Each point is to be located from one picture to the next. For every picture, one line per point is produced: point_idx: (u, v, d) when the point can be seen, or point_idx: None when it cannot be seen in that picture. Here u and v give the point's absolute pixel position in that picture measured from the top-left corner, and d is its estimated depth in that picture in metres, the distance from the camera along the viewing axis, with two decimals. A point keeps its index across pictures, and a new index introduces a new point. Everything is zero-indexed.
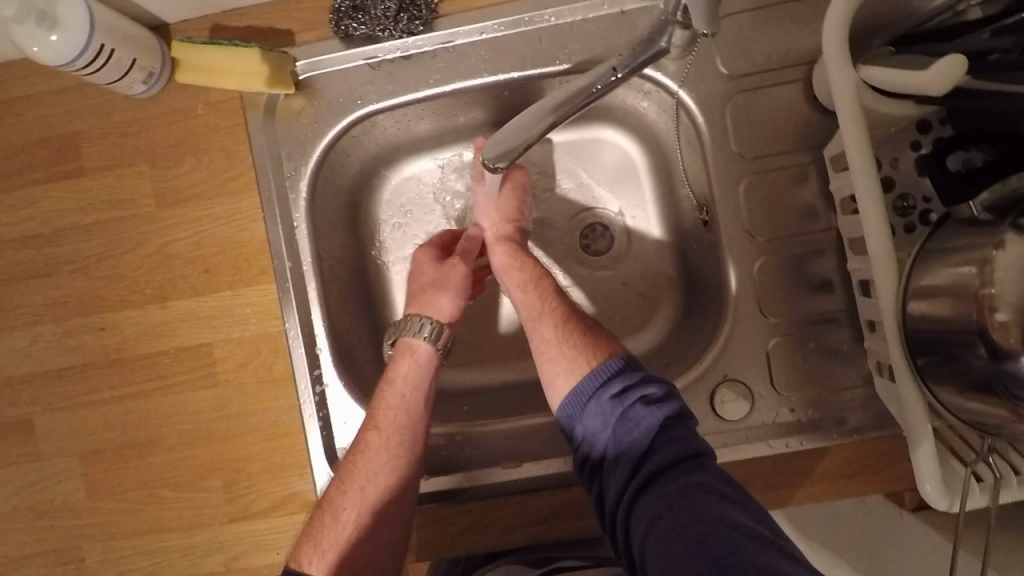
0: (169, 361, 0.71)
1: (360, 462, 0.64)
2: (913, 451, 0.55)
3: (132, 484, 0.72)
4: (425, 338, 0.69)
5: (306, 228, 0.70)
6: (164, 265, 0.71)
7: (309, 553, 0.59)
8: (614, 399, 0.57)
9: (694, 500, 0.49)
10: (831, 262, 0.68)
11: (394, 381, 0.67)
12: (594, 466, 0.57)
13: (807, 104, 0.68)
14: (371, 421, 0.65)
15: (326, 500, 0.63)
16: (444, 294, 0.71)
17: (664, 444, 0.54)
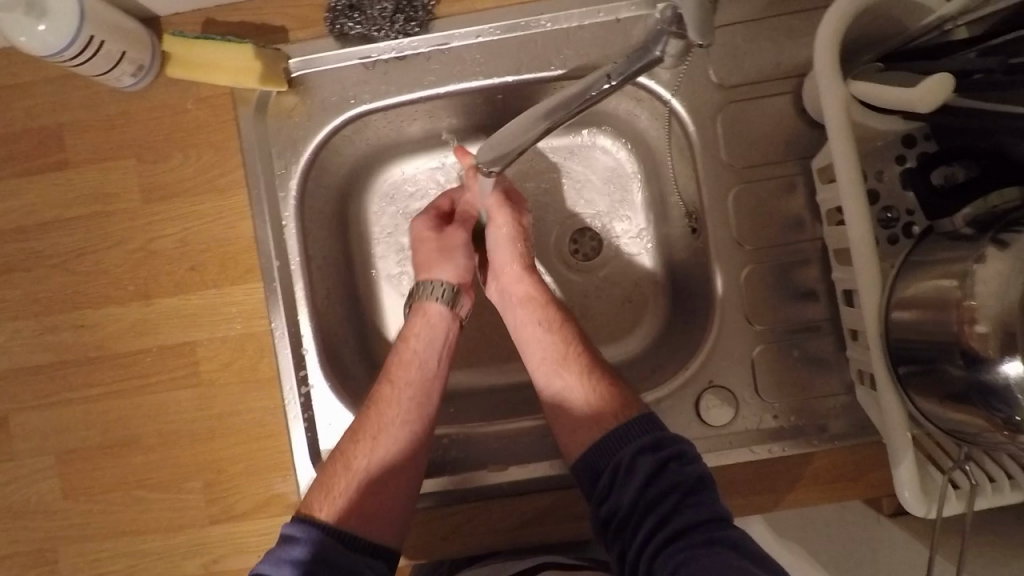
0: (151, 359, 0.70)
1: (374, 414, 0.65)
2: (893, 456, 0.56)
3: (110, 484, 0.70)
4: (439, 300, 0.71)
5: (295, 227, 0.70)
6: (148, 262, 0.70)
7: (319, 500, 0.60)
8: (647, 454, 0.60)
9: (723, 555, 0.52)
10: (817, 272, 0.69)
11: (409, 338, 0.69)
12: (619, 522, 0.59)
13: (796, 117, 0.69)
14: (387, 376, 0.67)
15: (340, 450, 0.64)
16: (454, 259, 0.72)
17: (694, 504, 0.57)
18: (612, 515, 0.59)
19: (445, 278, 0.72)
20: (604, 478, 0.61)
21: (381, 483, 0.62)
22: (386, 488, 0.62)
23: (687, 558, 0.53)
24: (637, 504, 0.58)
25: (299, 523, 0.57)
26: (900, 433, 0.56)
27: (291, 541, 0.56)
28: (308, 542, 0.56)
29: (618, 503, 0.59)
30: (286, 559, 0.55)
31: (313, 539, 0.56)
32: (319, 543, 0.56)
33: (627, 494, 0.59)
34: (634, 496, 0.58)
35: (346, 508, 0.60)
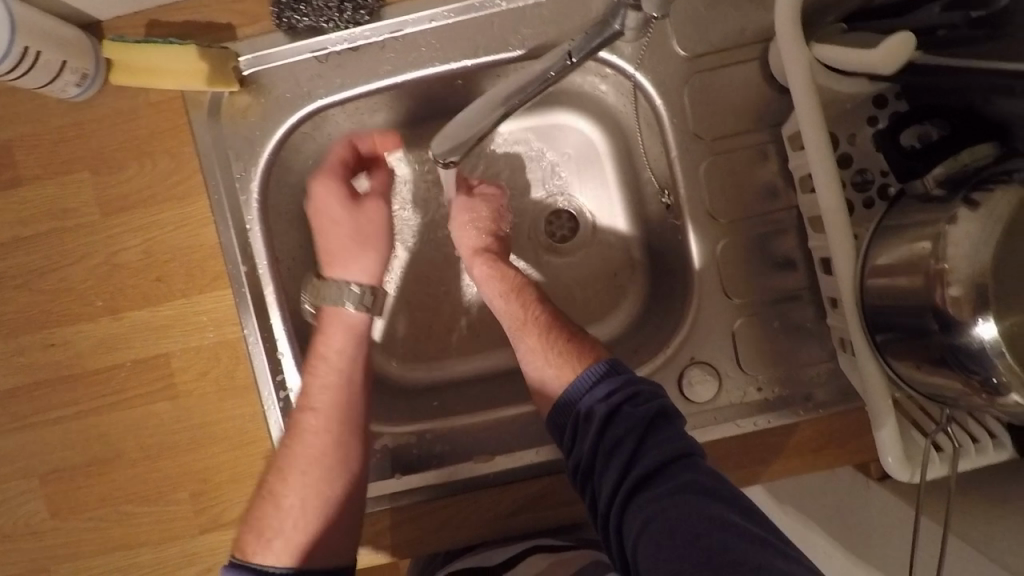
0: (125, 374, 0.69)
1: (296, 451, 0.65)
2: (874, 423, 0.56)
3: (96, 502, 0.70)
4: (351, 306, 0.69)
5: (259, 230, 0.68)
6: (113, 275, 0.69)
7: (255, 542, 0.63)
8: (602, 402, 0.61)
9: (685, 498, 0.54)
10: (793, 240, 0.68)
11: (318, 363, 0.68)
12: (585, 471, 0.60)
13: (764, 82, 0.67)
14: (302, 406, 0.67)
15: (270, 490, 0.65)
16: (368, 257, 0.71)
17: (653, 445, 0.58)
18: (579, 466, 0.61)
19: (357, 278, 0.71)
20: (567, 432, 0.62)
21: (319, 513, 0.65)
22: (319, 516, 0.65)
23: (652, 506, 0.54)
24: (597, 453, 0.59)
25: (236, 573, 0.61)
26: (880, 400, 0.55)
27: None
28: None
29: (580, 455, 0.60)
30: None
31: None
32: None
33: (587, 444, 0.60)
34: (593, 445, 0.60)
35: (284, 547, 0.63)
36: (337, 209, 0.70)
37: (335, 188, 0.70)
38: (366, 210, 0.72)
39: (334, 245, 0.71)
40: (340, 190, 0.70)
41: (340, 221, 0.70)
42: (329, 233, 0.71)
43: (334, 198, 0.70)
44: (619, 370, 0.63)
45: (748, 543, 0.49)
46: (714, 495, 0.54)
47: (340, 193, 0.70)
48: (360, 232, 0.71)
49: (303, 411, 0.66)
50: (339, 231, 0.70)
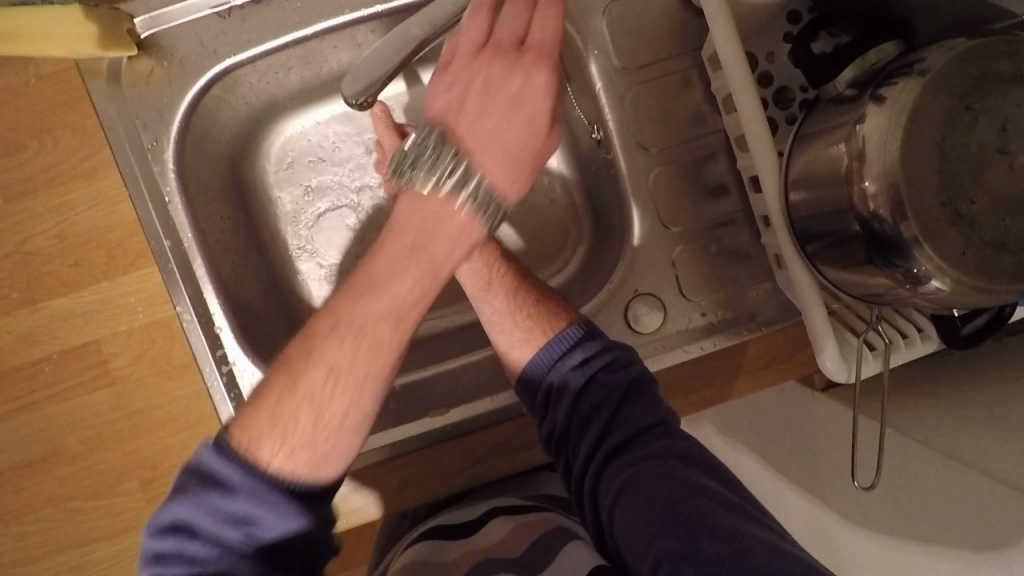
0: (53, 367, 0.66)
1: (350, 346, 0.51)
2: (815, 340, 0.57)
3: (40, 502, 0.67)
4: (469, 198, 0.54)
5: (180, 202, 0.65)
6: (26, 265, 0.65)
7: (268, 442, 0.49)
8: (577, 370, 0.59)
9: (660, 464, 0.52)
10: (723, 165, 0.69)
11: (434, 249, 0.54)
12: (559, 438, 0.59)
13: (681, 7, 0.67)
14: (385, 292, 0.53)
15: (296, 379, 0.50)
16: (529, 155, 0.57)
17: (630, 413, 0.57)
18: (552, 433, 0.59)
19: (491, 172, 0.55)
20: (538, 398, 0.60)
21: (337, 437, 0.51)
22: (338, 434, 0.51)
23: (628, 474, 0.53)
24: (572, 421, 0.58)
25: (231, 464, 0.47)
26: (817, 316, 0.57)
27: (226, 488, 0.47)
28: (250, 496, 0.47)
29: (554, 422, 0.58)
30: (218, 510, 0.46)
31: (256, 493, 0.47)
32: (278, 510, 0.47)
33: (561, 413, 0.58)
34: (567, 414, 0.58)
35: (302, 454, 0.49)
36: (517, 84, 0.57)
37: (512, 72, 0.57)
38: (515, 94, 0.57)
39: (481, 137, 0.56)
40: (505, 65, 0.57)
41: (527, 104, 0.57)
42: (486, 114, 0.56)
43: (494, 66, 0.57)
44: (594, 334, 0.61)
45: (723, 511, 0.48)
46: (689, 460, 0.53)
47: (508, 63, 0.57)
48: (522, 117, 0.57)
49: (377, 304, 0.52)
50: (498, 112, 0.56)
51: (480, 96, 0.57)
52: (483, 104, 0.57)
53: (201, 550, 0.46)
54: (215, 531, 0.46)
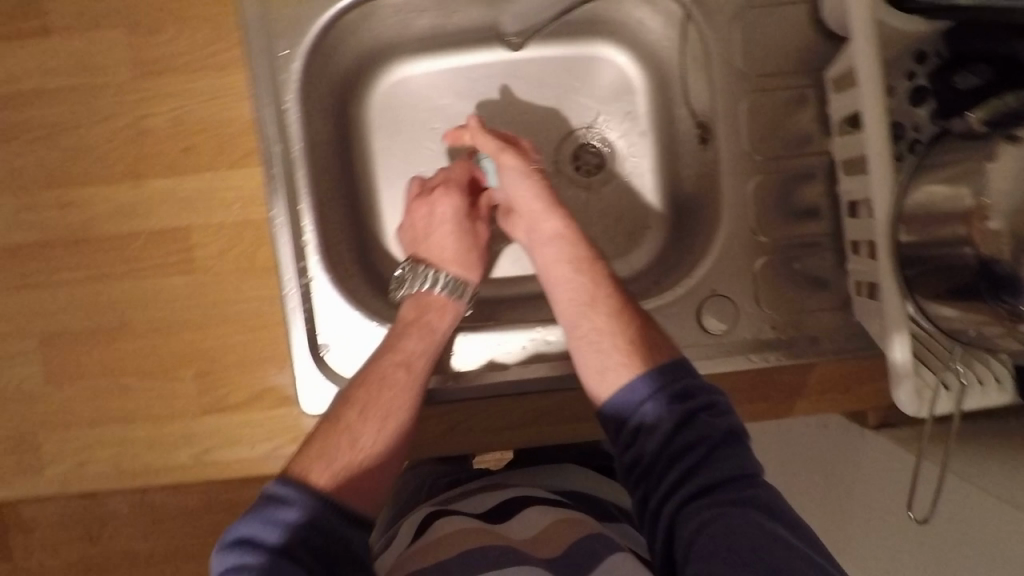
0: (140, 244, 0.68)
1: (381, 391, 0.60)
2: (892, 372, 0.58)
3: (95, 372, 0.69)
4: (439, 288, 0.70)
5: (296, 112, 0.67)
6: (138, 140, 0.67)
7: (319, 469, 0.54)
8: (676, 404, 0.54)
9: (751, 513, 0.47)
10: (821, 187, 0.70)
11: (433, 329, 0.67)
12: (642, 468, 0.54)
13: (812, 27, 0.68)
14: (401, 357, 0.63)
15: (339, 417, 0.58)
16: (474, 253, 0.72)
17: (724, 459, 0.52)
18: (637, 461, 0.54)
19: (453, 269, 0.71)
20: (627, 428, 0.56)
21: (377, 451, 0.58)
22: (379, 469, 0.57)
23: (716, 517, 0.47)
24: (661, 454, 0.53)
25: (293, 484, 0.52)
26: (903, 346, 0.57)
27: (286, 502, 0.51)
28: (307, 506, 0.51)
29: (641, 451, 0.54)
30: (277, 519, 0.50)
31: (310, 505, 0.51)
32: (333, 522, 0.51)
33: (652, 445, 0.53)
34: (658, 446, 0.53)
35: (348, 481, 0.54)
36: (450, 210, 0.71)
37: (446, 197, 0.71)
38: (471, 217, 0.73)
39: (449, 242, 0.71)
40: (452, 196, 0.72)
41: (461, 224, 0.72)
42: (436, 228, 0.71)
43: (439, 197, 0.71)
44: (696, 374, 0.57)
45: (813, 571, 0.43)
46: (783, 520, 0.48)
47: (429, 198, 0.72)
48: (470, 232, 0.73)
49: (392, 355, 0.63)
50: (445, 222, 0.71)
51: (425, 227, 0.72)
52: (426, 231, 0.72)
53: (254, 558, 0.48)
54: (271, 541, 0.49)
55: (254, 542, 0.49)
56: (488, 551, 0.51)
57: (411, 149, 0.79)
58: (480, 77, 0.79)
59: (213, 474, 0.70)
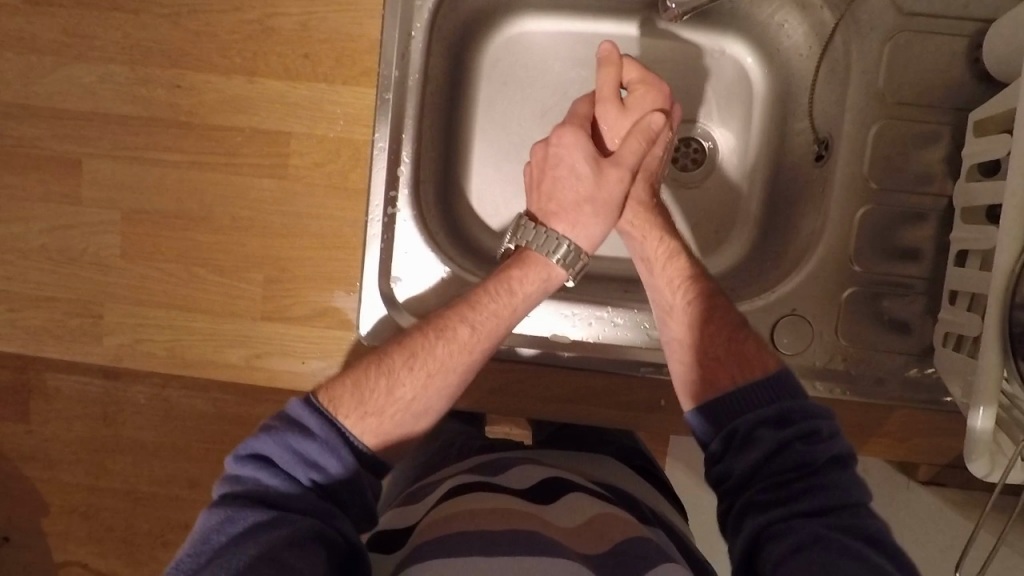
0: (240, 140, 0.68)
1: (439, 345, 0.59)
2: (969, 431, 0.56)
3: (170, 256, 0.69)
4: (557, 258, 0.63)
5: (421, 41, 0.67)
6: (263, 37, 0.67)
7: (348, 406, 0.55)
8: (770, 428, 0.54)
9: (849, 544, 0.47)
10: (929, 230, 0.67)
11: (516, 291, 0.62)
12: (733, 485, 0.54)
13: (964, 64, 0.65)
14: (470, 316, 0.60)
15: (386, 362, 0.58)
16: (596, 218, 0.65)
17: (823, 485, 0.51)
18: (727, 476, 0.54)
19: (565, 229, 0.64)
20: (720, 442, 0.56)
21: (412, 406, 0.57)
22: (407, 423, 0.57)
23: (809, 543, 0.47)
24: (755, 475, 0.53)
25: (317, 416, 0.53)
26: (986, 409, 0.55)
27: (306, 433, 0.52)
28: (327, 445, 0.52)
29: (733, 468, 0.54)
30: (294, 448, 0.51)
31: (329, 444, 0.52)
32: (351, 469, 0.52)
33: (745, 464, 0.53)
34: (753, 467, 0.53)
35: (373, 427, 0.55)
36: (582, 162, 0.65)
37: (580, 146, 0.65)
38: (604, 176, 0.65)
39: (567, 194, 0.65)
40: (587, 148, 0.65)
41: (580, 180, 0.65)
42: (562, 173, 0.65)
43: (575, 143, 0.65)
44: (802, 398, 0.56)
45: None
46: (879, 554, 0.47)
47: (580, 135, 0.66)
48: (593, 190, 0.65)
49: (463, 311, 0.61)
50: (572, 165, 0.65)
51: (551, 167, 0.66)
52: (549, 171, 0.66)
53: (271, 477, 0.51)
54: (288, 467, 0.51)
55: (271, 461, 0.51)
56: (534, 537, 0.51)
57: (516, 103, 0.77)
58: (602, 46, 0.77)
59: (257, 381, 0.70)
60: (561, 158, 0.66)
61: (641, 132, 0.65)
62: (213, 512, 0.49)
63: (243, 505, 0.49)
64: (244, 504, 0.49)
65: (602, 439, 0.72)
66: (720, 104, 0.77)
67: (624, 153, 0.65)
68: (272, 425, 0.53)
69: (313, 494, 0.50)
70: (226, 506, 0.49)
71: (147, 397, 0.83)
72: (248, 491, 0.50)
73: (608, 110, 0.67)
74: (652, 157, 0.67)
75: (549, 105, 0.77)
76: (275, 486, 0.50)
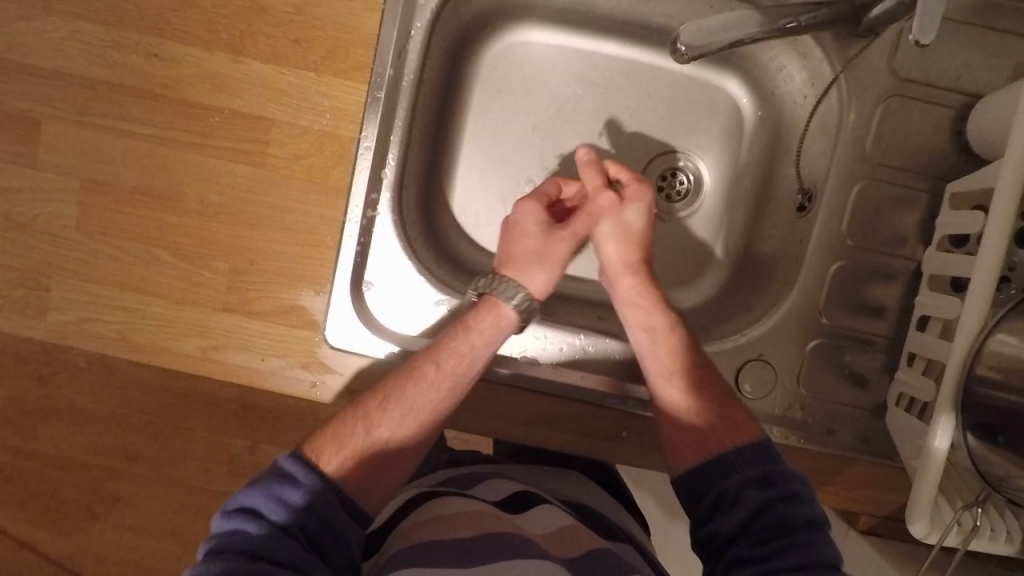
0: (218, 121, 0.64)
1: (409, 386, 0.60)
2: (916, 494, 0.57)
3: (130, 233, 0.65)
4: (512, 305, 0.65)
5: (420, 41, 0.66)
6: (253, 15, 0.63)
7: (329, 451, 0.56)
8: (754, 489, 0.56)
9: None
10: (896, 292, 0.69)
11: (472, 330, 0.63)
12: (719, 546, 0.55)
13: (948, 136, 0.67)
14: (435, 354, 0.62)
15: (364, 407, 0.59)
16: (542, 269, 0.68)
17: (803, 543, 0.52)
18: (714, 538, 0.55)
19: (519, 279, 0.67)
20: (706, 502, 0.58)
21: (388, 450, 0.58)
22: (385, 469, 0.57)
23: None
24: (738, 535, 0.54)
25: (301, 463, 0.54)
26: (933, 472, 0.56)
27: (293, 482, 0.52)
28: (310, 491, 0.52)
29: (719, 528, 0.55)
30: (279, 497, 0.51)
31: (316, 493, 0.53)
32: (329, 506, 0.52)
33: (729, 524, 0.55)
34: (736, 527, 0.54)
35: (354, 471, 0.55)
36: (535, 223, 0.69)
37: (537, 211, 0.69)
38: (552, 236, 0.69)
39: (519, 249, 0.68)
40: (546, 215, 0.69)
41: (531, 235, 0.68)
42: (518, 231, 0.69)
43: (531, 210, 0.69)
44: (779, 460, 0.58)
45: None
46: None
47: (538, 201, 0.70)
48: (543, 245, 0.68)
49: (432, 352, 0.62)
50: (528, 227, 0.69)
51: (507, 227, 0.70)
52: (506, 232, 0.70)
53: (257, 526, 0.50)
54: (273, 515, 0.51)
55: (257, 512, 0.51)
56: (508, 540, 0.51)
57: (507, 113, 0.76)
58: (601, 68, 0.76)
59: (211, 373, 0.67)
60: (519, 217, 0.69)
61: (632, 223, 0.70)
62: (197, 567, 0.48)
63: (230, 555, 0.48)
64: (229, 556, 0.48)
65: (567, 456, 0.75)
66: (714, 141, 0.77)
67: (575, 225, 0.70)
68: (257, 479, 0.53)
69: (297, 541, 0.49)
70: (212, 561, 0.48)
71: (88, 360, 0.68)
72: (231, 544, 0.49)
73: (607, 200, 0.69)
74: (633, 232, 0.70)
75: (542, 121, 0.76)
76: (261, 535, 0.49)
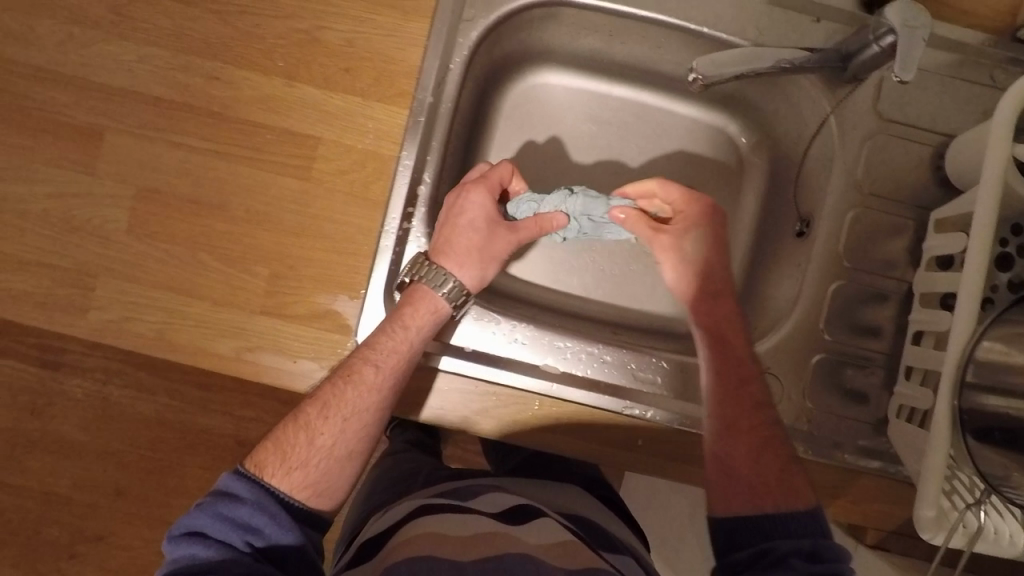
0: (269, 138, 0.70)
1: (347, 391, 0.62)
2: (921, 498, 0.60)
3: (178, 238, 0.69)
4: (443, 294, 0.68)
5: (457, 75, 0.73)
6: (309, 47, 0.71)
7: (273, 466, 0.57)
8: (802, 560, 0.54)
9: None
10: (890, 311, 0.75)
11: (410, 327, 0.66)
12: None
13: (929, 170, 0.75)
14: (372, 357, 0.63)
15: (304, 416, 0.61)
16: (479, 262, 0.70)
17: None
18: None
19: (456, 269, 0.69)
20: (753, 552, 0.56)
21: (337, 454, 0.60)
22: (338, 471, 0.60)
23: None
24: None
25: (243, 480, 0.55)
26: (935, 475, 0.59)
27: (235, 499, 0.54)
28: (257, 505, 0.54)
29: None
30: (225, 515, 0.53)
31: (262, 507, 0.54)
32: (278, 519, 0.55)
33: None
34: None
35: (300, 479, 0.58)
36: (481, 217, 0.71)
37: (485, 204, 0.71)
38: (493, 231, 0.71)
39: (461, 237, 0.70)
40: (491, 205, 0.71)
41: (476, 226, 0.70)
42: (464, 220, 0.70)
43: (480, 202, 0.71)
44: (828, 537, 0.56)
45: None
46: None
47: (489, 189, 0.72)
48: (484, 238, 0.71)
49: (365, 352, 0.64)
50: (473, 216, 0.71)
51: (454, 215, 0.71)
52: (451, 219, 0.71)
53: (208, 549, 0.51)
54: (223, 535, 0.52)
55: (206, 534, 0.53)
56: (504, 560, 0.51)
57: (528, 144, 0.83)
58: (614, 107, 0.84)
59: (243, 374, 0.69)
60: (466, 206, 0.71)
61: (689, 262, 0.75)
62: None
63: None
64: None
65: (568, 469, 0.77)
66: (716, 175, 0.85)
67: (520, 226, 0.73)
68: (201, 500, 0.54)
69: (249, 556, 0.52)
70: None
71: None
72: (184, 568, 0.51)
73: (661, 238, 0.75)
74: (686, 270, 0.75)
75: (560, 151, 0.83)
76: (212, 556, 0.51)
